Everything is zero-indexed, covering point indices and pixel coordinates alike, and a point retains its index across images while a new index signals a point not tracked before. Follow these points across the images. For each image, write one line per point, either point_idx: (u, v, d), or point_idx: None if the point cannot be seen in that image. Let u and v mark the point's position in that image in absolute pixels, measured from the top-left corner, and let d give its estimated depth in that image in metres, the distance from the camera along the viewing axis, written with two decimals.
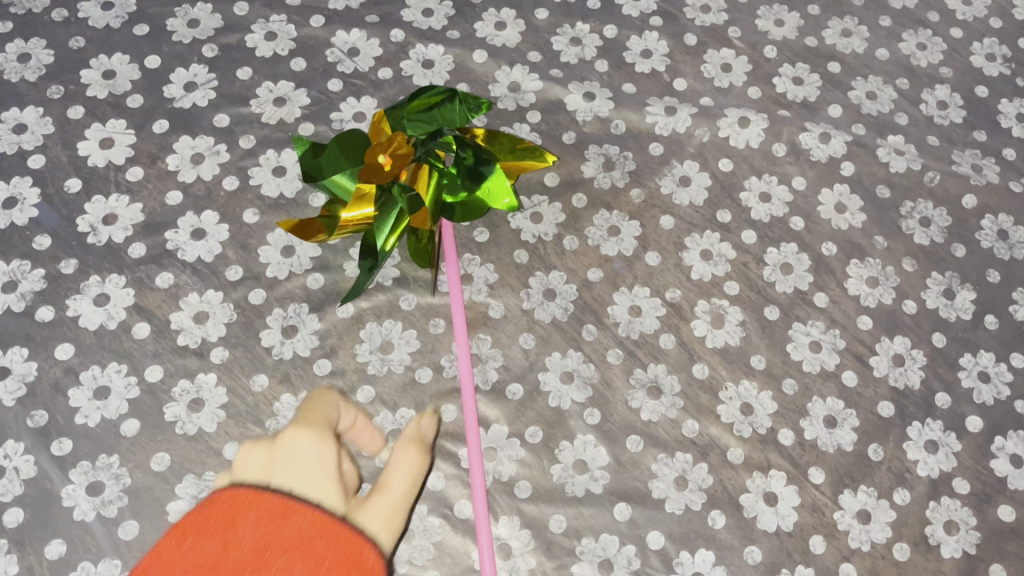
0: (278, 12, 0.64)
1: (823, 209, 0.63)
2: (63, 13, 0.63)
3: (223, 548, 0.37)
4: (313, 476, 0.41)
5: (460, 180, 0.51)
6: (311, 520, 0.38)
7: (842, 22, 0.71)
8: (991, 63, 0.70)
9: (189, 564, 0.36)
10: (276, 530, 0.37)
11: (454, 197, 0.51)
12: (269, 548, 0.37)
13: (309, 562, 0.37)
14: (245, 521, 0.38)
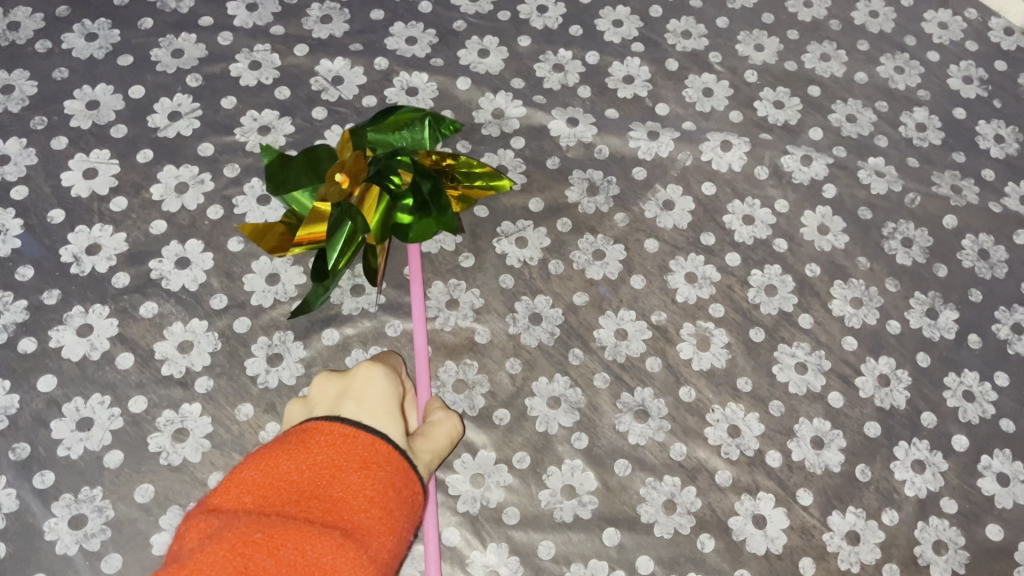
0: (262, 42, 0.65)
1: (806, 231, 0.63)
2: (47, 45, 0.63)
3: (297, 469, 0.38)
4: (379, 409, 0.43)
5: (413, 204, 0.51)
6: (380, 446, 0.40)
7: (820, 47, 0.72)
8: (967, 86, 0.71)
9: (267, 484, 0.38)
10: (350, 452, 0.39)
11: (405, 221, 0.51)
12: (340, 467, 0.38)
13: (379, 488, 0.38)
14: (320, 445, 0.39)
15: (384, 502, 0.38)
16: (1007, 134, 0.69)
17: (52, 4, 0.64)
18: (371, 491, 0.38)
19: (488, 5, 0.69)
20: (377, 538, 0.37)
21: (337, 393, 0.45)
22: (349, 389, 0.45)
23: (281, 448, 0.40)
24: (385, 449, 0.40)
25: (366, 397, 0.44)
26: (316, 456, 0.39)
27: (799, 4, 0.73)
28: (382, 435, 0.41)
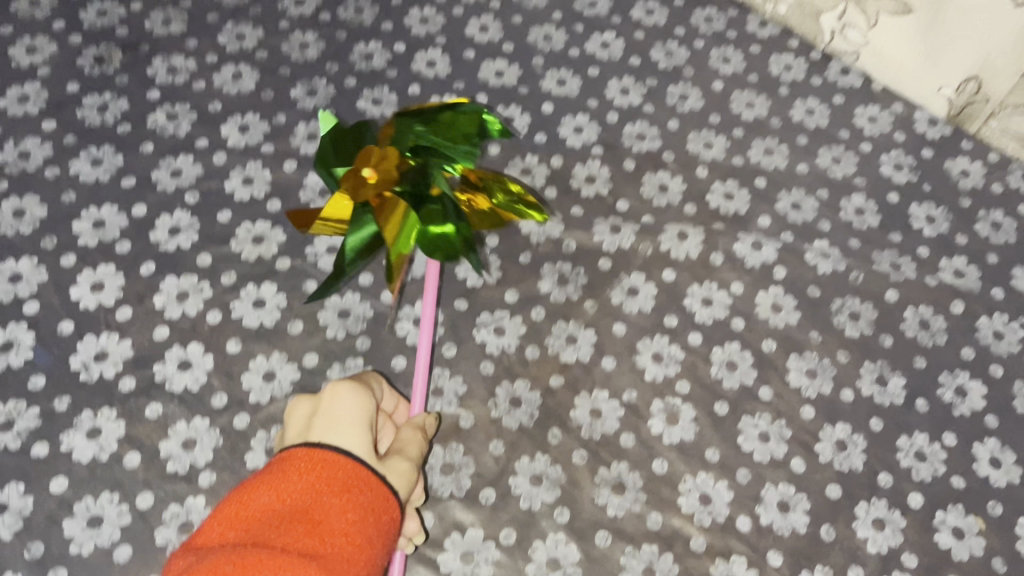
0: (253, 160, 0.71)
1: (760, 310, 0.69)
2: (55, 171, 0.68)
3: (276, 498, 0.40)
4: (350, 430, 0.45)
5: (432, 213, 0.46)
6: (355, 471, 0.42)
7: (763, 142, 0.79)
8: (899, 172, 0.78)
9: (248, 514, 0.39)
10: (330, 479, 0.41)
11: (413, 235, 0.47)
12: (321, 493, 0.40)
13: (357, 513, 0.40)
14: (298, 472, 0.41)
15: (360, 527, 0.40)
16: (937, 214, 0.76)
17: (59, 133, 0.70)
18: (350, 517, 0.40)
19: None
20: (353, 566, 0.39)
21: (312, 413, 0.47)
22: (320, 411, 0.47)
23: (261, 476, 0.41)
24: (361, 476, 0.42)
25: (336, 418, 0.46)
26: (295, 483, 0.41)
27: (741, 105, 0.81)
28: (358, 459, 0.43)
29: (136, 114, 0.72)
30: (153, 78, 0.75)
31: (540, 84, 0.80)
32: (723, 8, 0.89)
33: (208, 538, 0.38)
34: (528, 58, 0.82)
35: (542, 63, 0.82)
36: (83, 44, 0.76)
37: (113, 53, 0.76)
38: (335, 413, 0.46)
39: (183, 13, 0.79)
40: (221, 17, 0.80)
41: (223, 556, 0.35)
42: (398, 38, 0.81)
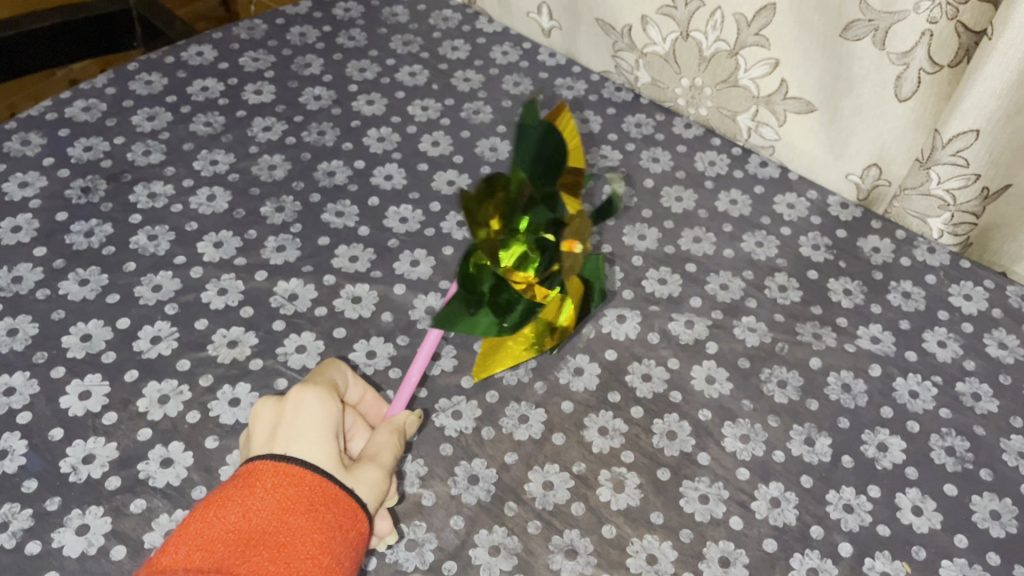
0: (228, 271, 0.78)
1: (696, 382, 0.75)
2: (46, 292, 0.75)
3: (245, 517, 0.52)
4: (322, 447, 0.57)
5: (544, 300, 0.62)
6: (319, 484, 0.55)
7: (692, 231, 0.87)
8: (816, 251, 0.86)
9: (221, 528, 0.51)
10: (293, 495, 0.53)
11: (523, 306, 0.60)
12: (288, 511, 0.52)
13: (319, 526, 0.52)
14: (270, 492, 0.53)
15: (323, 543, 0.52)
16: (853, 287, 0.84)
17: (50, 258, 0.77)
18: (315, 536, 0.52)
19: (417, 224, 0.84)
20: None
21: (295, 424, 0.59)
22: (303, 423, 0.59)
23: (231, 495, 0.53)
24: (322, 494, 0.54)
25: (314, 436, 0.58)
26: (264, 504, 0.52)
27: (671, 199, 0.90)
28: (318, 474, 0.55)
29: (120, 236, 0.80)
30: (135, 204, 0.82)
31: None
32: (651, 114, 0.98)
33: (189, 545, 0.50)
34: (477, 168, 0.90)
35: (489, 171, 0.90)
36: (71, 176, 0.84)
37: (98, 183, 0.83)
38: (299, 424, 0.58)
39: (161, 144, 0.88)
40: (196, 145, 0.88)
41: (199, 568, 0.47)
42: (357, 156, 0.90)
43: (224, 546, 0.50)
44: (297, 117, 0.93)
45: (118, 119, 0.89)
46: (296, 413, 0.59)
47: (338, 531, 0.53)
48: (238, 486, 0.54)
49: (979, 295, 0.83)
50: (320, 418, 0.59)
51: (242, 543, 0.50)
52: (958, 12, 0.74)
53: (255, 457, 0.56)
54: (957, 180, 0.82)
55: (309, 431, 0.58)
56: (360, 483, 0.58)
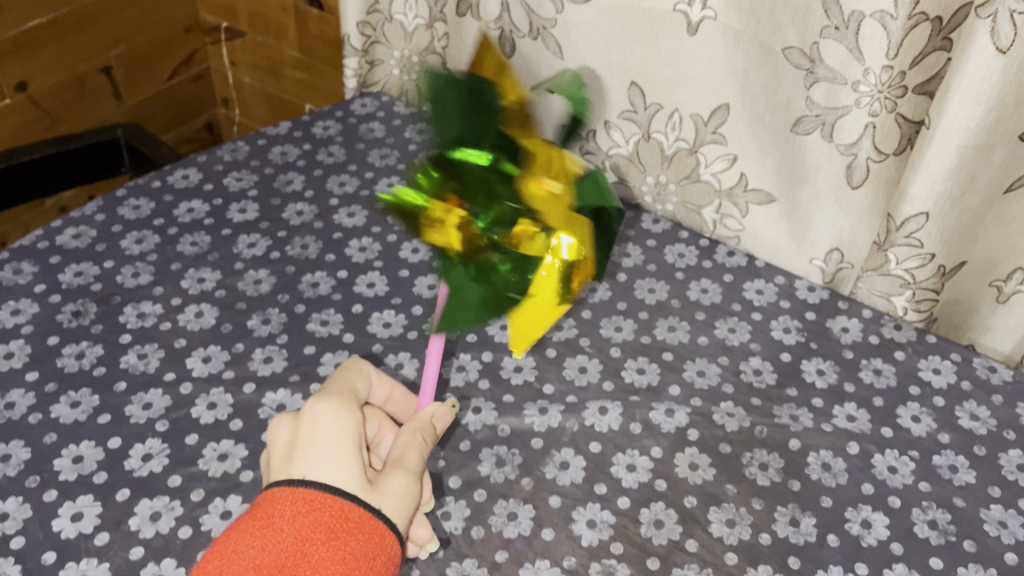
0: (216, 385, 0.80)
1: (679, 469, 0.77)
2: (38, 416, 0.76)
3: (265, 550, 0.54)
4: (341, 465, 0.60)
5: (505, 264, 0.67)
6: (340, 507, 0.57)
7: (667, 320, 0.90)
8: (788, 334, 0.89)
9: (245, 562, 0.54)
10: (314, 524, 0.56)
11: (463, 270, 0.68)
12: (308, 541, 0.55)
13: (341, 555, 0.55)
14: (288, 522, 0.56)
15: (347, 568, 0.55)
16: (826, 367, 0.86)
17: (41, 382, 0.79)
18: (337, 565, 0.54)
19: (400, 329, 0.87)
20: None
21: (314, 440, 0.61)
22: (320, 441, 0.61)
23: (255, 525, 0.56)
24: (344, 522, 0.57)
25: (334, 454, 0.61)
26: (284, 534, 0.55)
27: (644, 291, 0.93)
28: (339, 493, 0.58)
29: (110, 357, 0.82)
30: (124, 324, 0.85)
31: None
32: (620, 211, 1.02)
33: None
34: None
35: None
36: (62, 301, 0.86)
37: (88, 306, 0.86)
38: (319, 441, 0.61)
39: (150, 265, 0.91)
40: (183, 265, 0.91)
41: None
42: (340, 266, 0.93)
43: None
44: (281, 232, 0.96)
45: (108, 243, 0.93)
46: (315, 431, 0.62)
47: (361, 559, 0.56)
48: (260, 518, 0.57)
49: (947, 368, 0.86)
50: (340, 431, 0.62)
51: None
52: (896, 105, 0.80)
53: (276, 480, 0.60)
54: (914, 260, 0.87)
55: (330, 446, 0.61)
56: (391, 488, 0.61)
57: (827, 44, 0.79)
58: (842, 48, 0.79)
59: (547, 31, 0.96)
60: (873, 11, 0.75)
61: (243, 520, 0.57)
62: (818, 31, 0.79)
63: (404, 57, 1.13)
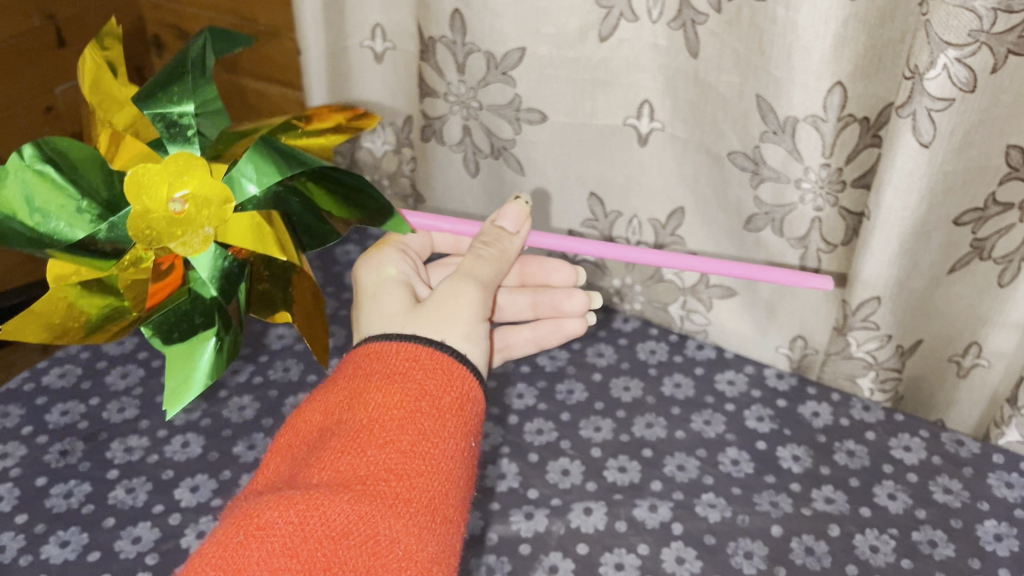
0: (205, 514, 0.81)
1: (666, 564, 0.78)
2: (28, 557, 0.77)
3: (335, 410, 0.62)
4: (388, 318, 0.69)
5: (185, 310, 0.67)
6: (395, 352, 0.64)
7: (644, 418, 0.92)
8: (761, 422, 0.92)
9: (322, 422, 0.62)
10: (373, 376, 0.63)
11: (22, 242, 0.60)
12: (368, 391, 0.62)
13: (401, 395, 0.61)
14: (351, 382, 0.63)
15: (408, 405, 0.60)
16: (801, 452, 0.88)
17: (31, 524, 0.79)
18: (397, 404, 0.60)
19: None
20: (409, 440, 0.59)
21: (368, 299, 0.73)
22: (373, 302, 0.72)
23: (331, 401, 0.63)
24: (404, 366, 0.63)
25: (380, 311, 0.71)
26: (348, 392, 0.63)
27: (620, 389, 0.96)
28: (394, 343, 0.65)
29: (98, 492, 0.83)
30: (111, 460, 0.86)
31: None
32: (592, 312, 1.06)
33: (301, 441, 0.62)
34: None
35: None
36: (49, 441, 0.87)
37: (76, 444, 0.87)
38: (372, 304, 0.72)
39: (135, 399, 0.93)
40: None
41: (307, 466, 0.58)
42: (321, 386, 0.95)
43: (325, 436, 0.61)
44: (263, 357, 0.99)
45: (93, 381, 0.94)
46: (370, 295, 0.73)
47: (426, 400, 0.61)
48: (336, 391, 0.64)
49: (917, 445, 0.88)
50: (392, 291, 0.73)
51: (335, 437, 0.59)
52: (839, 198, 0.85)
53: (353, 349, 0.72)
54: (873, 341, 0.90)
55: (381, 304, 0.72)
56: (449, 300, 0.69)
57: (768, 147, 0.85)
58: (782, 150, 0.84)
59: (508, 150, 1.02)
60: (805, 116, 0.81)
61: (320, 398, 0.65)
62: (758, 136, 0.85)
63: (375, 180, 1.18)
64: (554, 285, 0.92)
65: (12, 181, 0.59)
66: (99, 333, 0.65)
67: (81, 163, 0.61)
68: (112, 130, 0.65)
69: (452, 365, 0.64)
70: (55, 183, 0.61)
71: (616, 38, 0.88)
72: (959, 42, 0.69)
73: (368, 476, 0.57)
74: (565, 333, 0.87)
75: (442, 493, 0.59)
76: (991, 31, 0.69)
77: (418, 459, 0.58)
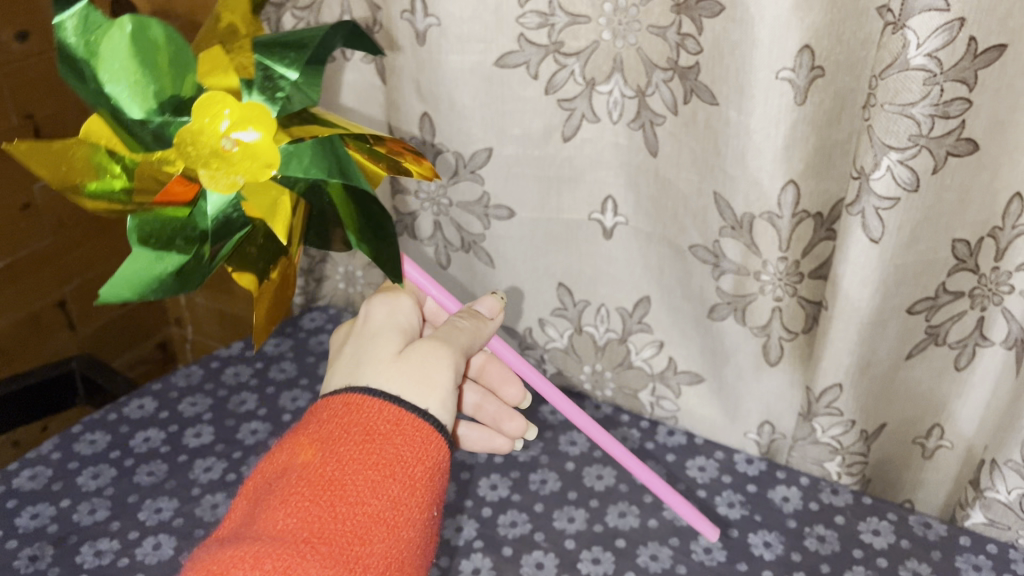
0: None
1: None
2: None
3: (308, 448, 0.62)
4: (375, 351, 0.68)
5: (170, 232, 0.68)
6: (375, 405, 0.64)
7: (617, 506, 0.93)
8: (732, 508, 0.93)
9: (293, 457, 0.62)
10: (350, 425, 0.63)
11: (83, 91, 0.63)
12: (345, 442, 0.62)
13: (375, 456, 0.61)
14: (328, 425, 0.63)
15: (381, 469, 0.61)
16: (772, 538, 0.89)
17: None
18: (371, 466, 0.61)
19: None
20: (375, 506, 0.60)
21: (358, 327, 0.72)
22: (364, 329, 0.72)
23: (306, 439, 0.63)
24: (384, 425, 0.63)
25: (369, 342, 0.70)
26: (322, 434, 0.63)
27: (593, 477, 0.97)
28: (377, 396, 0.64)
29: None
30: (81, 565, 0.85)
31: None
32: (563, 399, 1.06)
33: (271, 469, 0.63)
34: None
35: None
36: (18, 546, 0.87)
37: (46, 549, 0.86)
38: (363, 332, 0.71)
39: (106, 500, 0.92)
40: (141, 495, 0.93)
41: (272, 505, 0.59)
42: None
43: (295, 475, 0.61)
44: (236, 453, 0.99)
45: (64, 481, 0.94)
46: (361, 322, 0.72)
47: (399, 466, 0.62)
48: (309, 431, 0.64)
49: (886, 528, 0.89)
50: (385, 318, 0.72)
51: (303, 486, 0.60)
52: (797, 289, 0.88)
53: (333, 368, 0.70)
54: (838, 427, 0.92)
55: (372, 334, 0.71)
56: (445, 362, 0.68)
57: (726, 241, 0.88)
58: (740, 244, 0.87)
59: (477, 244, 1.04)
60: (761, 213, 0.84)
61: (292, 433, 0.65)
62: (717, 231, 0.88)
63: (348, 271, 1.20)
64: (503, 396, 0.88)
65: (114, 34, 0.62)
66: (98, 200, 0.66)
67: (173, 61, 0.64)
68: (224, 59, 0.65)
69: (431, 434, 0.64)
70: (148, 61, 0.63)
71: (579, 138, 0.92)
72: (901, 146, 0.73)
73: (330, 537, 0.58)
74: (491, 447, 0.86)
75: (398, 561, 0.60)
76: (930, 136, 0.73)
77: (381, 527, 0.60)
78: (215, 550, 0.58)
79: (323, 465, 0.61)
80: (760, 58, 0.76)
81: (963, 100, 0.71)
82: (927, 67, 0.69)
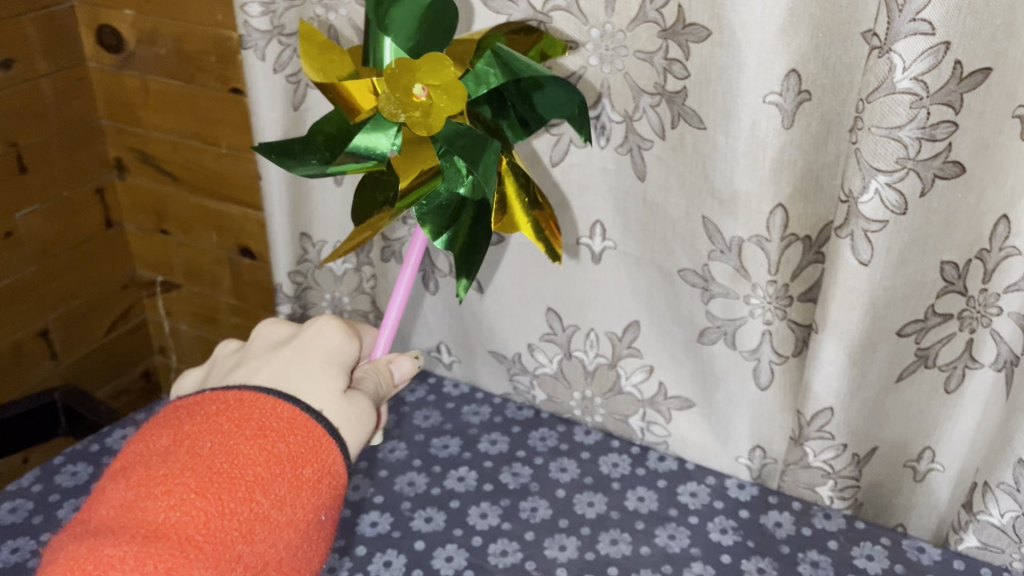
0: None
1: None
2: None
3: (191, 438, 0.59)
4: (297, 371, 0.66)
5: None
6: (269, 408, 0.62)
7: (609, 533, 0.92)
8: (725, 534, 0.91)
9: (171, 446, 0.59)
10: (242, 421, 0.60)
11: None
12: (235, 440, 0.59)
13: (264, 456, 0.59)
14: (214, 419, 0.60)
15: (269, 467, 0.59)
16: (765, 564, 0.88)
17: None
18: (261, 465, 0.59)
19: (344, 572, 0.87)
20: (259, 502, 0.58)
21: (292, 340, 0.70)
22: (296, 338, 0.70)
23: (187, 428, 0.60)
24: (276, 422, 0.61)
25: (290, 366, 0.66)
26: (208, 424, 0.60)
27: (584, 504, 0.95)
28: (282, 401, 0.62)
29: None
30: None
31: (411, 524, 0.92)
32: (553, 426, 1.05)
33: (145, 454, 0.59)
34: (397, 505, 0.94)
35: (410, 505, 0.94)
36: None
37: None
38: (294, 353, 0.68)
39: None
40: None
41: (147, 498, 0.56)
42: None
43: (173, 465, 0.58)
44: None
45: (44, 515, 0.92)
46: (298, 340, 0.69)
47: (288, 465, 0.60)
48: (196, 418, 0.61)
49: (880, 553, 0.88)
50: (318, 340, 0.69)
51: (189, 478, 0.57)
52: (787, 312, 0.88)
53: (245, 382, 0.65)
54: (829, 451, 0.91)
55: (299, 356, 0.67)
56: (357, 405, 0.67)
57: (716, 265, 0.88)
58: (729, 267, 0.87)
59: None
60: (750, 236, 0.84)
61: (179, 409, 0.62)
62: (706, 255, 0.88)
63: (335, 298, 1.19)
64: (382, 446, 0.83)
65: None
66: None
67: None
68: None
69: (323, 435, 0.62)
70: None
71: (567, 163, 0.92)
72: (888, 168, 0.73)
73: (213, 535, 0.56)
74: None
75: (277, 560, 0.59)
76: (917, 159, 0.73)
77: (265, 527, 0.58)
78: (85, 538, 0.54)
79: (211, 458, 0.58)
80: (747, 83, 0.77)
81: (949, 123, 0.72)
82: (914, 91, 0.70)
